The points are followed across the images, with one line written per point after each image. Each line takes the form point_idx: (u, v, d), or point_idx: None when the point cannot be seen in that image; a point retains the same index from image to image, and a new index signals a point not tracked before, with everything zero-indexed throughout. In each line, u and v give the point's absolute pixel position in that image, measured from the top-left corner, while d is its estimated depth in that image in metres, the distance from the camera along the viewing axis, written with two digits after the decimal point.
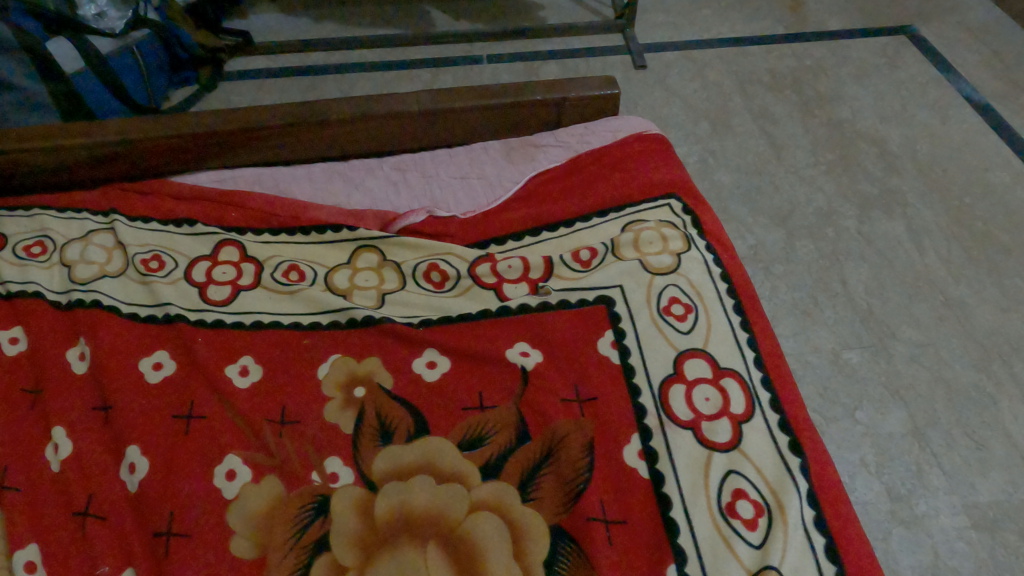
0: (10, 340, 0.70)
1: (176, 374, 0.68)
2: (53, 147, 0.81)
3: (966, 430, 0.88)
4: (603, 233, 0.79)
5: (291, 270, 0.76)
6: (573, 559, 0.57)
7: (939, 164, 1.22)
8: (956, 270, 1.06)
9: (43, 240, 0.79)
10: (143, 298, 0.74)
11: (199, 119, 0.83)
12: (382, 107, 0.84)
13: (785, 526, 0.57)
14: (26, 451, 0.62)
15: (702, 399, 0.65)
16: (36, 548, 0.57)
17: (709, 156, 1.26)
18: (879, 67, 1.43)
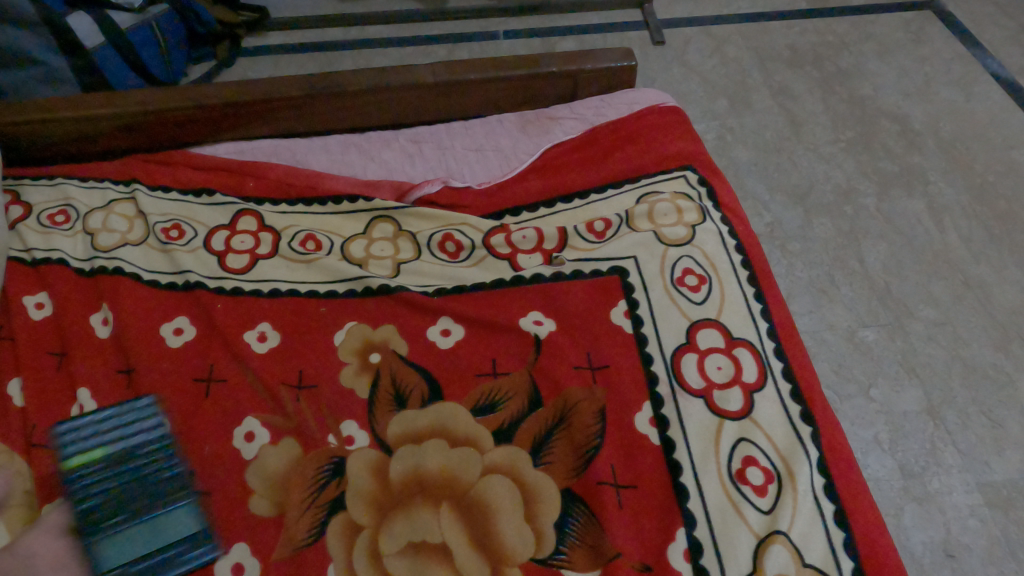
0: (36, 305, 0.71)
1: (196, 339, 0.70)
2: (74, 118, 0.82)
3: (982, 409, 0.88)
4: (617, 205, 0.79)
5: (308, 239, 0.77)
6: (584, 522, 0.57)
7: (962, 142, 1.20)
8: (977, 249, 1.05)
9: (66, 209, 0.80)
10: (164, 266, 0.76)
11: (215, 90, 0.84)
12: (399, 79, 0.84)
13: (795, 492, 0.57)
14: (53, 412, 0.64)
15: (714, 368, 0.65)
16: (64, 502, 0.59)
17: (727, 133, 1.25)
18: (903, 43, 1.40)
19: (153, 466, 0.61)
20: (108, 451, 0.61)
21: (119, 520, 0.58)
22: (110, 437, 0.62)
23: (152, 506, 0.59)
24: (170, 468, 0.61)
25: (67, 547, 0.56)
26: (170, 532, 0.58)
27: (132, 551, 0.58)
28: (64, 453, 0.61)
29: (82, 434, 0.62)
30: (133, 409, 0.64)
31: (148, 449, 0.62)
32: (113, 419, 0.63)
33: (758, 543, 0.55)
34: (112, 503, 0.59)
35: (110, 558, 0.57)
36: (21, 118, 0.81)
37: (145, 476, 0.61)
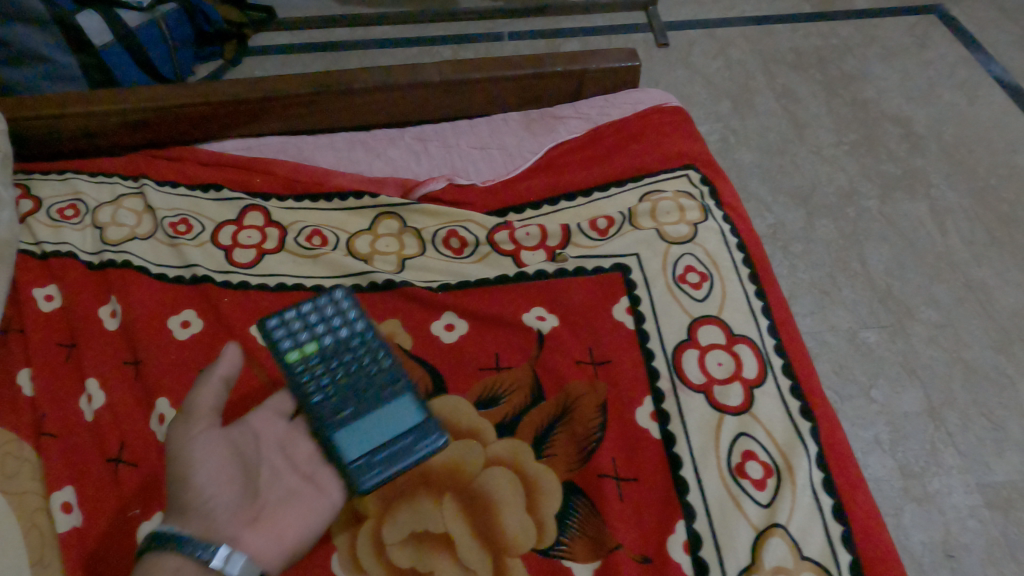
0: (45, 297, 0.72)
1: (203, 331, 0.70)
2: (84, 113, 0.83)
3: (983, 411, 0.88)
4: (620, 203, 0.80)
5: (314, 235, 0.78)
6: (585, 514, 0.58)
7: (965, 146, 1.21)
8: (979, 252, 1.05)
9: (75, 203, 0.81)
10: (172, 259, 0.77)
11: (224, 86, 0.85)
12: (405, 78, 0.85)
13: (793, 486, 0.58)
14: (62, 401, 0.65)
15: (714, 364, 0.66)
16: (73, 490, 0.60)
17: (730, 135, 1.26)
18: (907, 46, 1.41)
19: (371, 360, 0.60)
20: (322, 345, 0.59)
21: (345, 411, 0.57)
22: (328, 330, 0.60)
23: (391, 396, 0.58)
24: (380, 360, 0.60)
25: (289, 429, 0.60)
26: (409, 419, 0.58)
27: (370, 441, 0.56)
28: (284, 348, 0.58)
29: (291, 329, 0.58)
30: (330, 303, 0.61)
31: (353, 343, 0.60)
32: (316, 312, 0.60)
33: (757, 536, 0.56)
34: (334, 395, 0.57)
35: (358, 447, 0.56)
36: (32, 113, 0.82)
37: (361, 370, 0.59)
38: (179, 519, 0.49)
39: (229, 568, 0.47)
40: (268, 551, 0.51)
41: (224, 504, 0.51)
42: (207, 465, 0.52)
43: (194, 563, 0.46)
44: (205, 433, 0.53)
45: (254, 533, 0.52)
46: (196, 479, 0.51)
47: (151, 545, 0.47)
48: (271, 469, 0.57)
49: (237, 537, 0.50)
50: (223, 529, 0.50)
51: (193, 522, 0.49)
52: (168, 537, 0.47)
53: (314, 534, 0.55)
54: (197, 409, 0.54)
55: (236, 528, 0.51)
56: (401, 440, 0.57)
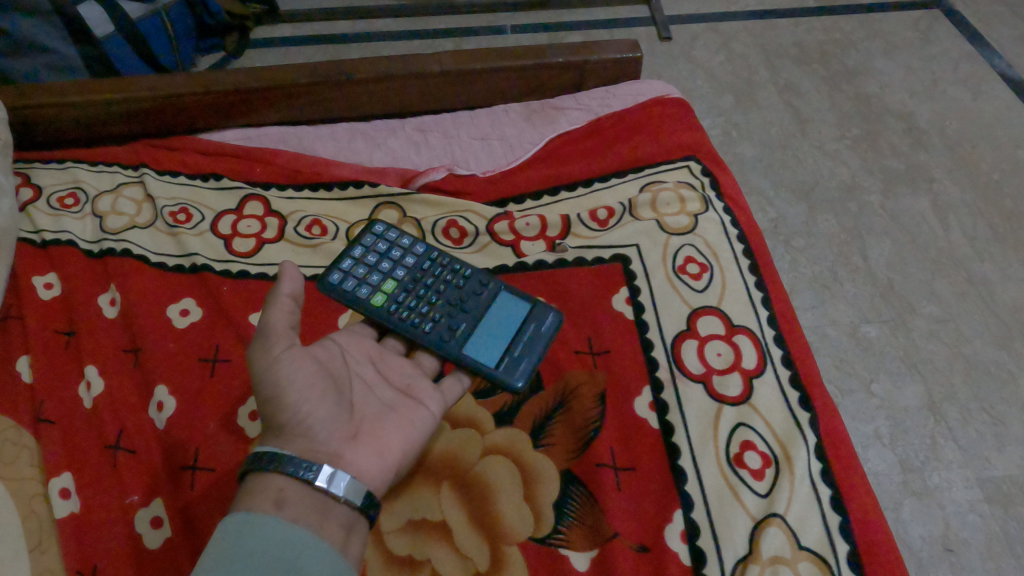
0: (45, 286, 0.72)
1: (202, 320, 0.70)
2: (84, 102, 0.82)
3: (983, 406, 0.88)
4: (621, 194, 0.80)
5: (313, 224, 0.78)
6: (583, 503, 0.58)
7: (968, 141, 1.20)
8: (981, 247, 1.05)
9: (75, 192, 0.81)
10: (171, 248, 0.77)
11: (225, 76, 0.84)
12: (405, 68, 0.84)
13: (792, 476, 0.58)
14: (60, 388, 0.65)
15: (713, 354, 0.66)
16: (71, 476, 0.60)
17: (733, 129, 1.26)
18: (911, 41, 1.40)
19: (450, 279, 0.64)
20: (398, 279, 0.63)
21: (454, 327, 0.61)
22: (395, 267, 0.64)
23: (485, 308, 0.63)
24: (461, 275, 0.64)
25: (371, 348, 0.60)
26: (515, 318, 0.63)
27: (500, 341, 0.61)
28: (364, 292, 0.61)
29: (360, 276, 0.62)
30: (377, 239, 0.66)
31: (426, 267, 0.65)
32: (375, 254, 0.64)
33: (754, 525, 0.56)
34: (435, 317, 0.61)
35: (488, 352, 0.60)
36: (32, 102, 0.82)
37: (448, 288, 0.64)
38: (282, 442, 0.50)
39: (335, 488, 0.47)
40: (377, 461, 0.52)
41: (322, 421, 0.51)
42: (296, 384, 0.51)
43: (297, 482, 0.47)
44: (289, 352, 0.52)
45: (360, 447, 0.52)
46: (292, 397, 0.51)
47: (254, 467, 0.48)
48: (359, 388, 0.57)
49: (341, 454, 0.50)
50: (327, 446, 0.50)
51: (295, 443, 0.50)
52: (271, 458, 0.48)
53: (413, 447, 0.55)
54: (274, 330, 0.53)
55: (340, 444, 0.51)
56: (521, 333, 0.61)
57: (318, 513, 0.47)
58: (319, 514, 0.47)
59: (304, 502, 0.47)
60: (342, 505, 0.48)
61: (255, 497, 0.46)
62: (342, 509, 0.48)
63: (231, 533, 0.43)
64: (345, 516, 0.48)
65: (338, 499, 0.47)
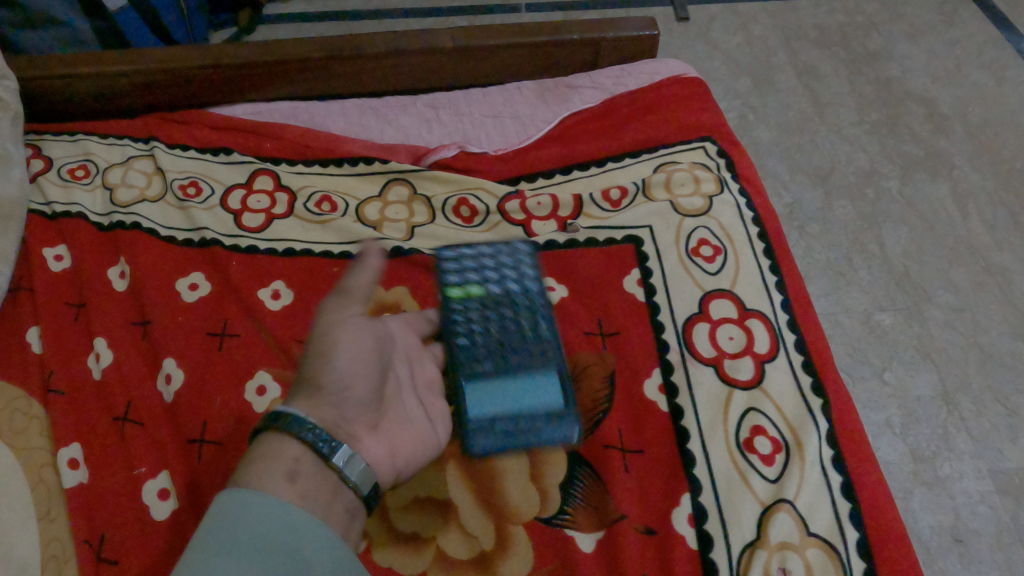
0: (55, 257, 0.72)
1: (210, 294, 0.70)
2: (94, 74, 0.82)
3: (998, 397, 0.87)
4: (634, 173, 0.79)
5: (323, 201, 0.78)
6: (590, 484, 0.58)
7: (991, 128, 1.17)
8: (1000, 235, 1.03)
9: (86, 164, 0.81)
10: (180, 222, 0.76)
11: (236, 48, 0.83)
12: (419, 42, 0.83)
13: (802, 462, 0.58)
14: (69, 360, 0.65)
15: (725, 338, 0.65)
16: (79, 447, 0.60)
17: (749, 112, 1.23)
18: (935, 24, 1.36)
19: (526, 321, 0.60)
20: (487, 292, 0.61)
21: (479, 360, 0.57)
22: (497, 279, 0.62)
23: (527, 373, 0.57)
24: (540, 326, 0.60)
25: (417, 347, 0.60)
26: (532, 402, 0.56)
27: (495, 405, 0.56)
28: (452, 280, 0.61)
29: (463, 267, 0.62)
30: (514, 252, 0.64)
31: (516, 297, 0.61)
32: (497, 262, 0.63)
33: (763, 511, 0.56)
34: (479, 343, 0.58)
35: (485, 404, 0.56)
36: (42, 73, 0.81)
37: (516, 330, 0.59)
38: (313, 401, 0.49)
39: (349, 470, 0.46)
40: (387, 460, 0.51)
41: (356, 400, 0.51)
42: (349, 354, 0.51)
43: (315, 455, 0.45)
44: (355, 320, 0.53)
45: (378, 440, 0.51)
46: (340, 362, 0.51)
47: (274, 423, 0.46)
48: (395, 380, 0.56)
49: (360, 437, 0.49)
50: (351, 424, 0.50)
51: (324, 410, 0.48)
52: (296, 419, 0.46)
53: (419, 457, 0.55)
54: (359, 290, 0.53)
55: (361, 428, 0.50)
56: (529, 417, 0.56)
57: (328, 493, 0.45)
58: (329, 494, 0.45)
59: (316, 479, 0.45)
60: (349, 489, 0.47)
61: (268, 461, 0.44)
62: (348, 493, 0.47)
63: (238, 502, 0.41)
64: (348, 501, 0.46)
65: (348, 482, 0.46)
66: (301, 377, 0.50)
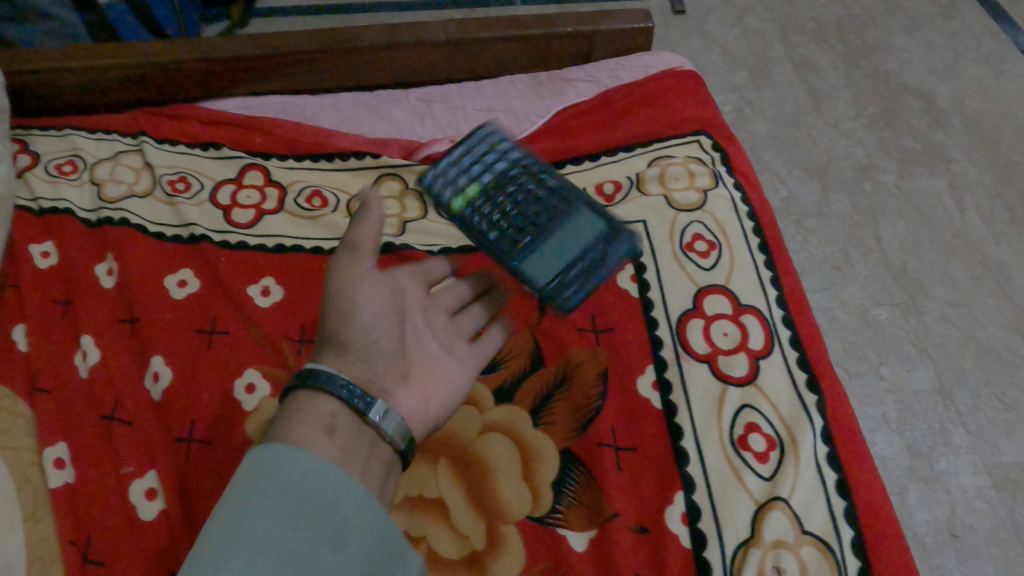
0: (42, 254, 0.71)
1: (199, 291, 0.69)
2: (81, 68, 0.81)
3: (994, 391, 0.86)
4: (628, 168, 0.78)
5: (314, 196, 0.77)
6: (582, 483, 0.57)
7: (988, 121, 1.16)
8: (998, 229, 1.02)
9: (74, 159, 0.80)
10: (169, 218, 0.75)
11: (227, 42, 0.82)
12: (411, 36, 0.82)
13: (797, 460, 0.57)
14: (55, 358, 0.64)
15: (719, 334, 0.64)
16: (66, 446, 0.59)
17: (746, 105, 1.22)
18: (933, 17, 1.35)
19: (526, 184, 0.65)
20: (481, 184, 0.65)
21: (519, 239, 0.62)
22: (482, 170, 0.65)
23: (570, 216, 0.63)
24: (535, 180, 0.65)
25: (429, 297, 0.61)
26: (586, 237, 0.62)
27: (557, 261, 0.61)
28: (448, 194, 0.64)
29: (449, 175, 0.65)
30: (483, 143, 0.67)
31: (511, 170, 0.65)
32: (471, 156, 0.66)
33: (757, 509, 0.55)
34: (502, 227, 0.62)
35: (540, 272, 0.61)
36: (28, 67, 0.80)
37: (523, 196, 0.64)
38: (339, 360, 0.50)
39: (385, 424, 0.47)
40: (420, 410, 0.53)
41: (383, 353, 0.52)
42: (371, 310, 0.52)
43: (349, 411, 0.46)
44: (371, 274, 0.54)
45: (408, 390, 0.53)
46: (362, 321, 0.52)
47: (306, 381, 0.47)
48: (416, 330, 0.57)
49: (391, 392, 0.51)
50: (381, 380, 0.51)
51: (353, 367, 0.50)
52: (327, 378, 0.47)
53: (452, 404, 0.56)
54: (363, 245, 0.53)
55: (391, 381, 0.52)
56: (586, 255, 0.62)
57: (366, 445, 0.46)
58: (367, 448, 0.46)
59: (354, 432, 0.46)
60: (385, 443, 0.48)
61: (305, 416, 0.45)
62: (385, 448, 0.47)
63: (284, 455, 0.41)
64: (386, 454, 0.47)
65: (384, 438, 0.47)
66: (326, 337, 0.52)
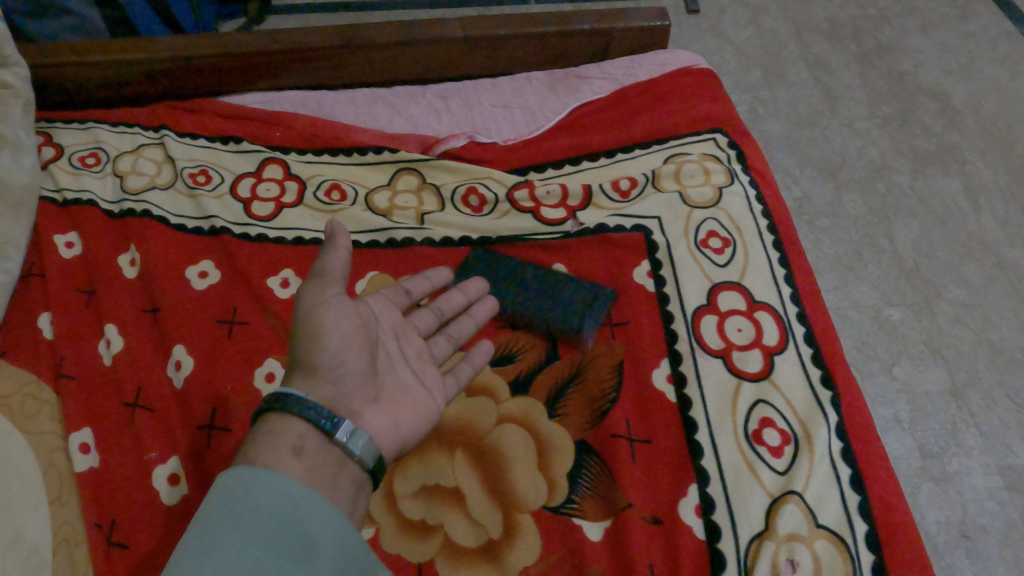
0: (66, 245, 0.72)
1: (220, 282, 0.70)
2: (104, 62, 0.82)
3: (1008, 392, 0.86)
4: (644, 164, 0.78)
5: (332, 189, 0.77)
6: (597, 474, 0.58)
7: (1004, 122, 1.16)
8: (1012, 231, 1.02)
9: (97, 152, 0.81)
10: (190, 210, 0.76)
11: (247, 37, 0.84)
12: (429, 32, 0.83)
13: (811, 455, 0.58)
14: (80, 347, 0.65)
15: (734, 330, 0.65)
16: (90, 431, 0.61)
17: (759, 105, 1.23)
18: (948, 18, 1.35)
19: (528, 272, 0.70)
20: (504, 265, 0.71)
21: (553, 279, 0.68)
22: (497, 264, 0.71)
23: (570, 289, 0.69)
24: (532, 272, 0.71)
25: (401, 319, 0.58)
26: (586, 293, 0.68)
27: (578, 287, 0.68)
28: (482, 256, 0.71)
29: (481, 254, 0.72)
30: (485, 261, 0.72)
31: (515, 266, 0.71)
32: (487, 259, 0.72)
33: (771, 502, 0.56)
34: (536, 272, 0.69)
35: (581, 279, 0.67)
36: (53, 61, 0.81)
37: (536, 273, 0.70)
38: (310, 383, 0.48)
39: (352, 444, 0.46)
40: (389, 431, 0.50)
41: (353, 374, 0.50)
42: (339, 331, 0.50)
43: (318, 432, 0.46)
44: (340, 299, 0.50)
45: (378, 411, 0.51)
46: (329, 342, 0.49)
47: (277, 404, 0.47)
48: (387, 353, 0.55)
49: (360, 412, 0.49)
50: (350, 400, 0.49)
51: (323, 389, 0.48)
52: (297, 401, 0.47)
53: (423, 426, 0.53)
54: (331, 272, 0.50)
55: (360, 402, 0.50)
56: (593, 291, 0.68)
57: (334, 467, 0.46)
58: (334, 468, 0.46)
59: (322, 454, 0.46)
60: (354, 463, 0.47)
61: (274, 440, 0.45)
62: (353, 467, 0.47)
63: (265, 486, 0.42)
64: (355, 474, 0.47)
65: (353, 457, 0.46)
66: (293, 358, 0.50)
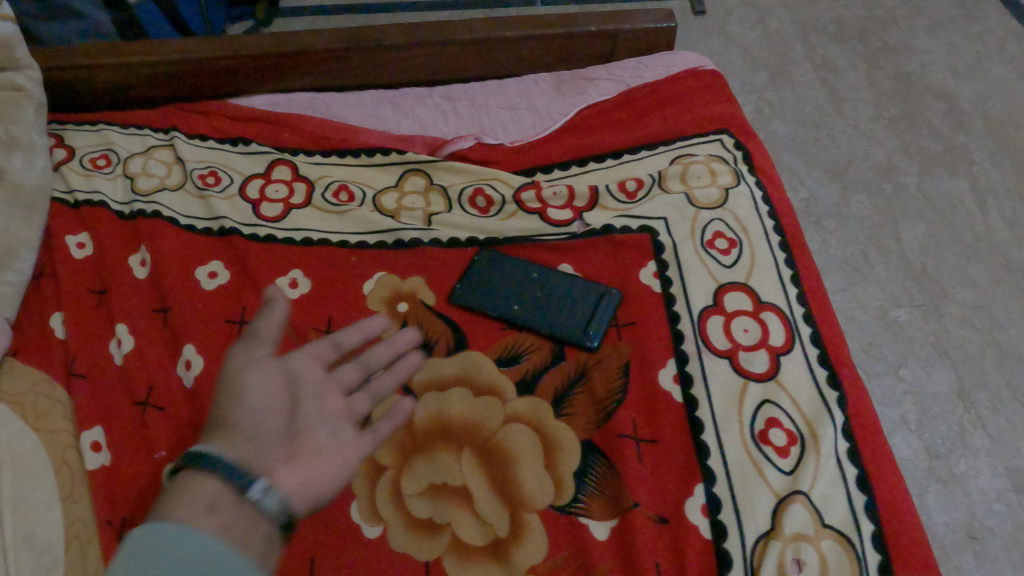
0: (78, 245, 0.73)
1: (230, 283, 0.71)
2: (115, 64, 0.83)
3: (1016, 394, 0.86)
4: (650, 165, 0.79)
5: (340, 190, 0.78)
6: (604, 474, 0.58)
7: (1012, 123, 1.16)
8: (1020, 232, 1.02)
9: (108, 153, 0.82)
10: (200, 211, 0.77)
11: (256, 40, 0.85)
12: (436, 34, 0.84)
13: (818, 455, 0.58)
14: (91, 346, 0.66)
15: (740, 330, 0.65)
16: (101, 430, 0.61)
17: (765, 106, 1.23)
18: (956, 18, 1.34)
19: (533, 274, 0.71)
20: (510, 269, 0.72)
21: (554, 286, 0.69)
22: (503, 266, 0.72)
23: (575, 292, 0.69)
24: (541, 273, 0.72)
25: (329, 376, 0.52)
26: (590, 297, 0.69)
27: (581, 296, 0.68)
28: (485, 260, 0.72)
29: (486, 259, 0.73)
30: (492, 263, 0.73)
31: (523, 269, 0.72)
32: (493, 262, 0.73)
33: (777, 502, 0.56)
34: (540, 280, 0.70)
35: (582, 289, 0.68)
36: (66, 64, 0.83)
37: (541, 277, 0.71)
38: (224, 441, 0.43)
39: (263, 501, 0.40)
40: (306, 490, 0.43)
41: (271, 432, 0.45)
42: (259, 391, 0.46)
43: (228, 489, 0.40)
44: (267, 359, 0.48)
45: (297, 467, 0.44)
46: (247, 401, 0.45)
47: (190, 464, 0.41)
48: (314, 408, 0.49)
49: (274, 469, 0.43)
50: (263, 456, 0.43)
51: (237, 447, 0.43)
52: (204, 458, 0.41)
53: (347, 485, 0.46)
54: (264, 334, 0.49)
55: (277, 459, 0.44)
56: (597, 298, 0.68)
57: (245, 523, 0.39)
58: (245, 526, 0.39)
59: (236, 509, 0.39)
60: (265, 522, 0.40)
61: (177, 501, 0.39)
62: (265, 527, 0.40)
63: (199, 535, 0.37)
64: (267, 533, 0.40)
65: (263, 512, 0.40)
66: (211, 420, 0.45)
